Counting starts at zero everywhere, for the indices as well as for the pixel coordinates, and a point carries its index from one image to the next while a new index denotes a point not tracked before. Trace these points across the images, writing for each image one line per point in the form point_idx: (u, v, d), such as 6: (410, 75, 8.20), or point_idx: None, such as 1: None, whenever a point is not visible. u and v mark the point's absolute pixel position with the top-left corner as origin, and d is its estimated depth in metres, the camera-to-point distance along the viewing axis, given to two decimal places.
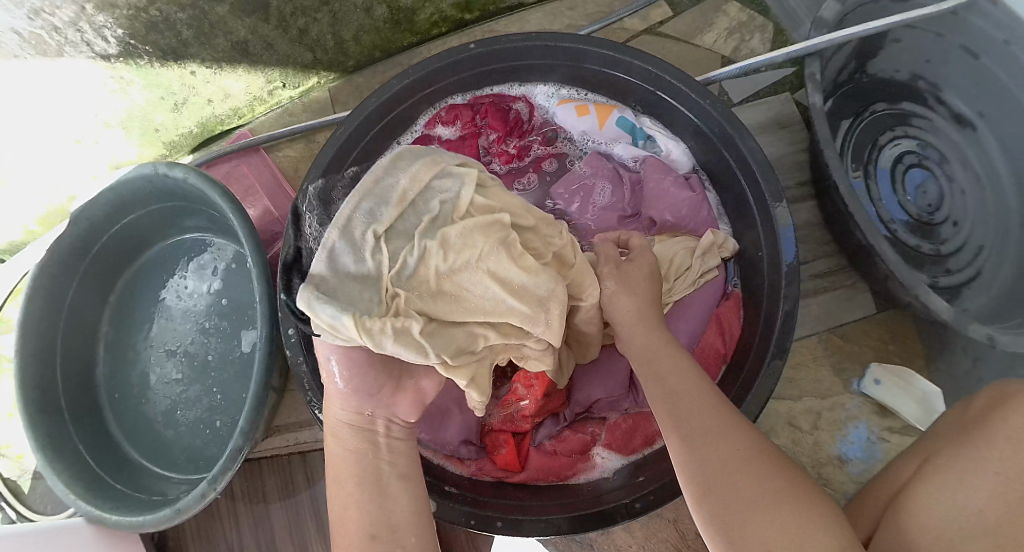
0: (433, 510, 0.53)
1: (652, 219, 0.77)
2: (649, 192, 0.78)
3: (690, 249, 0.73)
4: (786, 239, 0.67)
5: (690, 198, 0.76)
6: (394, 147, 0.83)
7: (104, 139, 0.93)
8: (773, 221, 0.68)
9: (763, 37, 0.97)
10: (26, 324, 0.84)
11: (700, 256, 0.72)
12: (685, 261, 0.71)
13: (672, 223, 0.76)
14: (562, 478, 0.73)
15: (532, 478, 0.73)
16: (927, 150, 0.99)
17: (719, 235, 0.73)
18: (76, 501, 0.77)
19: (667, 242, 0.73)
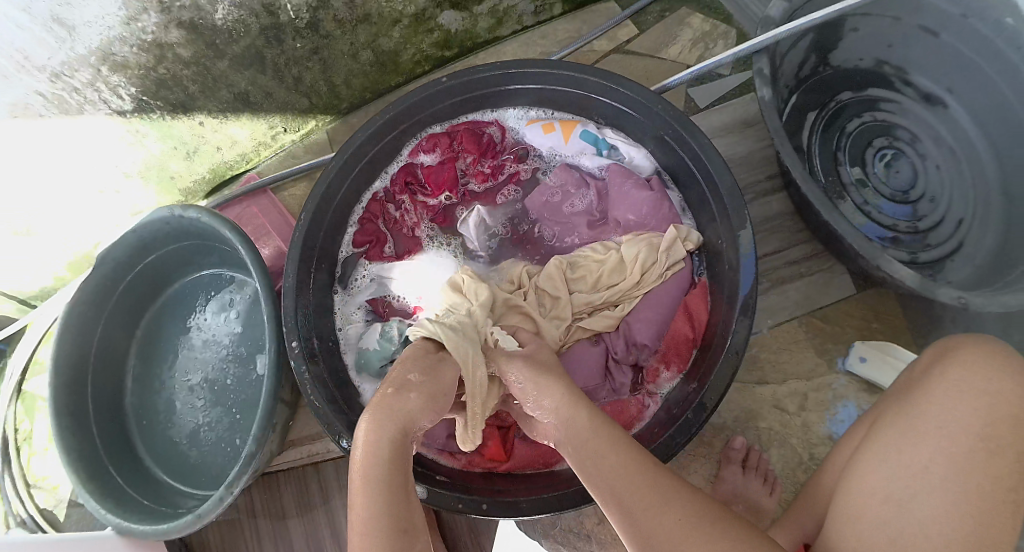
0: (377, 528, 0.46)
1: (618, 220, 0.83)
2: (613, 195, 0.84)
3: (656, 245, 0.78)
4: (746, 267, 0.71)
5: (650, 197, 0.81)
6: (384, 176, 0.90)
7: (125, 189, 1.02)
8: (738, 248, 0.72)
9: (724, 44, 1.04)
10: (60, 359, 0.91)
11: (665, 250, 0.77)
12: (650, 257, 0.77)
13: (635, 222, 0.81)
14: (548, 464, 0.77)
15: (518, 467, 0.77)
16: (897, 132, 1.03)
17: (682, 230, 0.79)
18: (106, 515, 0.83)
19: (634, 241, 0.78)
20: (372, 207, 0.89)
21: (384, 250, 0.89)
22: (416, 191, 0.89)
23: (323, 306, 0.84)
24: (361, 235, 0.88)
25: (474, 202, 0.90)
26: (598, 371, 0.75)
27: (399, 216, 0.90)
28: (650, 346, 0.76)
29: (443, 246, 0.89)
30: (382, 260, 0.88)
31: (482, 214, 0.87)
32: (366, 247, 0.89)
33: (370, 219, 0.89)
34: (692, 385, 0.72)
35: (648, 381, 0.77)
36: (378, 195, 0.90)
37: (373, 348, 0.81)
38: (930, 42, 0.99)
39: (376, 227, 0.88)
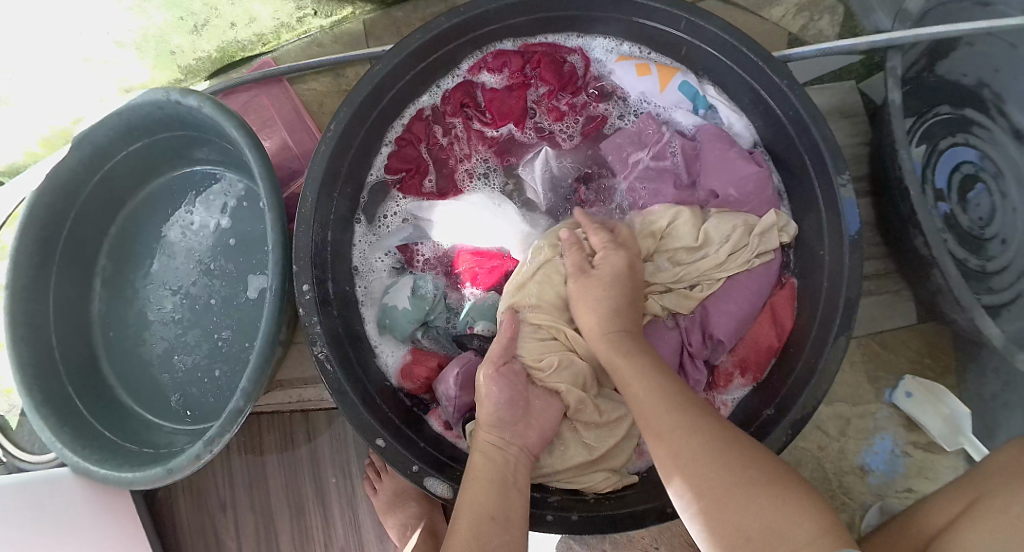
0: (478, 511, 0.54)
1: (713, 192, 0.72)
2: (707, 160, 0.72)
3: (749, 227, 0.69)
4: (848, 209, 0.64)
5: (756, 173, 0.71)
6: (433, 91, 0.77)
7: (116, 60, 0.84)
8: (834, 194, 0.65)
9: (832, 19, 0.90)
10: (18, 255, 0.77)
11: (759, 234, 0.69)
12: (741, 240, 0.68)
13: (735, 198, 0.71)
14: None
15: None
16: (984, 162, 0.93)
17: (781, 218, 0.71)
18: (61, 449, 0.72)
19: (723, 218, 0.69)
20: (416, 126, 0.77)
21: (424, 182, 0.77)
22: (473, 117, 0.77)
23: (339, 246, 0.72)
24: (398, 160, 0.76)
25: (542, 142, 0.78)
26: (672, 360, 0.68)
27: (447, 144, 0.78)
28: (726, 344, 0.68)
29: (491, 184, 0.78)
30: (420, 194, 0.76)
31: (549, 159, 0.76)
32: (401, 176, 0.76)
33: (411, 142, 0.77)
34: (765, 409, 0.66)
35: (717, 385, 0.71)
36: (425, 112, 0.77)
37: (400, 307, 0.71)
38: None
39: (417, 152, 0.76)
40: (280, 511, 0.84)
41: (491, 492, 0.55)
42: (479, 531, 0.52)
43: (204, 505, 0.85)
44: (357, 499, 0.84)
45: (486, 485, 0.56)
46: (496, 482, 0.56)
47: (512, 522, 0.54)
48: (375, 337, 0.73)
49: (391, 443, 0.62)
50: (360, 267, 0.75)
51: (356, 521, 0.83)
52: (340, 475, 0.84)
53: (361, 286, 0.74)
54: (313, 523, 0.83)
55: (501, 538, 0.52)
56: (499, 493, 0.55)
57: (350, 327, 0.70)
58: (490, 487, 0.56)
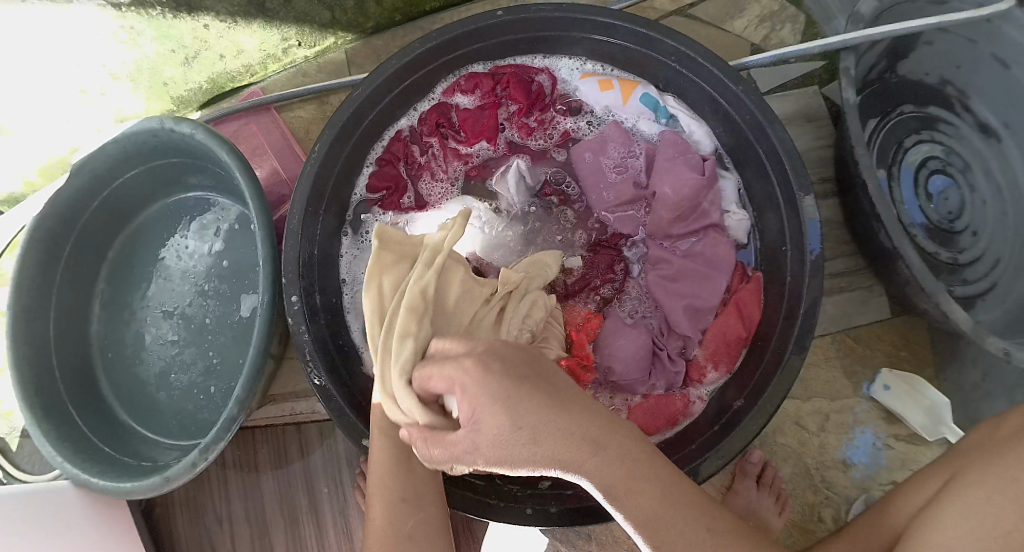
0: (389, 487, 0.54)
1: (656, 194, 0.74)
2: (659, 165, 0.75)
3: (694, 274, 0.72)
4: (810, 228, 0.67)
5: (697, 179, 0.72)
6: (411, 113, 0.81)
7: (110, 91, 0.89)
8: (799, 215, 0.67)
9: (793, 29, 0.93)
10: (18, 280, 0.81)
11: (708, 286, 0.72)
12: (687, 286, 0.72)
13: (671, 198, 0.72)
14: None
15: None
16: (951, 156, 0.96)
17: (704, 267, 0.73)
18: (61, 464, 0.75)
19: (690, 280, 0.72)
20: (395, 147, 0.79)
21: (403, 199, 0.80)
22: (449, 135, 0.81)
23: (327, 255, 0.75)
24: (378, 179, 0.79)
25: (514, 156, 0.81)
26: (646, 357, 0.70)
27: (424, 161, 0.81)
28: (695, 338, 0.71)
29: (454, 188, 0.81)
30: (399, 210, 0.79)
31: (521, 170, 0.79)
32: (382, 193, 0.79)
33: (390, 161, 0.79)
34: (736, 401, 0.68)
35: (694, 380, 0.72)
36: (403, 134, 0.81)
37: None
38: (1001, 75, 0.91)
39: (395, 171, 0.79)
40: (274, 522, 0.85)
41: (397, 474, 0.55)
42: (394, 519, 0.53)
43: (200, 519, 0.87)
44: (350, 507, 0.85)
45: (389, 469, 0.55)
46: (399, 460, 0.55)
47: (425, 500, 0.55)
48: (361, 346, 0.75)
49: None
50: (347, 280, 0.78)
51: (348, 530, 0.85)
52: (332, 484, 0.85)
53: (346, 295, 0.77)
54: (307, 533, 0.85)
55: (413, 522, 0.53)
56: (405, 466, 0.55)
57: (337, 335, 0.73)
58: (397, 466, 0.55)
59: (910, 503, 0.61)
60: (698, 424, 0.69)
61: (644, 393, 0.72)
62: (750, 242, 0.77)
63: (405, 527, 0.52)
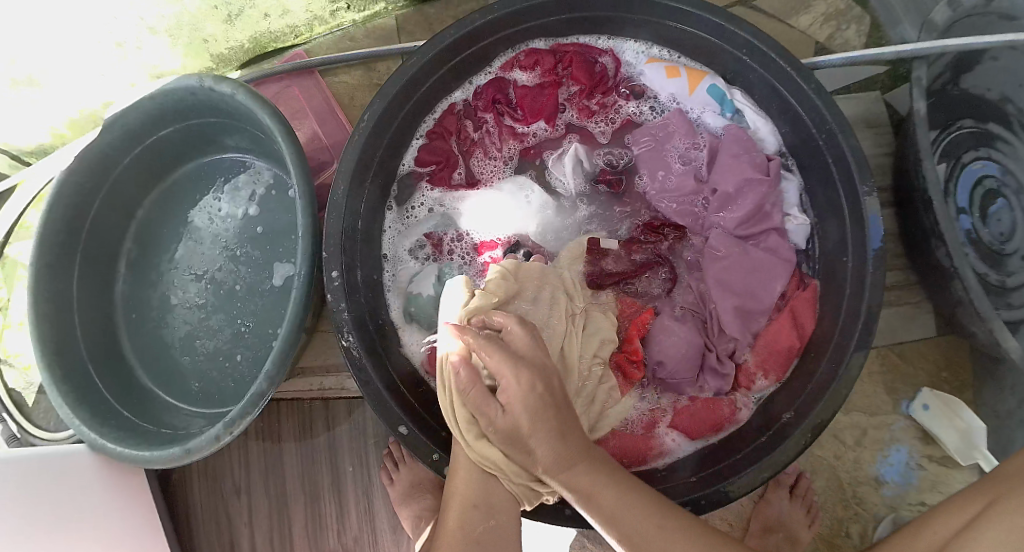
0: (468, 489, 0.56)
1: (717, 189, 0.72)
2: (724, 158, 0.73)
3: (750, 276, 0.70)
4: (872, 226, 0.64)
5: (762, 176, 0.71)
6: (467, 86, 0.78)
7: (146, 47, 0.86)
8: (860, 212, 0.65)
9: (858, 30, 0.90)
10: (43, 234, 0.78)
11: (761, 288, 0.70)
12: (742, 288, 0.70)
13: (732, 193, 0.71)
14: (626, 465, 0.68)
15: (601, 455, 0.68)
16: (1006, 177, 0.91)
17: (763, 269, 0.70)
18: (78, 426, 0.73)
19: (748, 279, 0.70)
20: (447, 120, 0.77)
21: (453, 175, 0.77)
22: (505, 112, 0.78)
23: (372, 229, 0.72)
24: (428, 153, 0.76)
25: (571, 138, 0.79)
26: (696, 356, 0.68)
27: (478, 138, 0.78)
28: (745, 342, 0.70)
29: (507, 167, 0.78)
30: (448, 187, 0.77)
31: (579, 152, 0.76)
32: (431, 168, 0.77)
33: (442, 135, 0.77)
34: (784, 413, 0.66)
35: (741, 386, 0.70)
36: (456, 107, 0.78)
37: (425, 294, 0.72)
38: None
39: (447, 146, 0.76)
40: (295, 497, 0.84)
41: (475, 480, 0.57)
42: (469, 524, 0.54)
43: (217, 489, 0.85)
44: (373, 487, 0.84)
45: (469, 473, 0.57)
46: (479, 469, 0.57)
47: (497, 508, 0.56)
48: (401, 325, 0.74)
49: (413, 431, 0.63)
50: (390, 257, 0.76)
51: (370, 509, 0.84)
52: (357, 462, 0.84)
53: (388, 272, 0.75)
54: (327, 511, 0.84)
55: (483, 527, 0.55)
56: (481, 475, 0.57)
57: (376, 313, 0.71)
58: (473, 472, 0.57)
59: (942, 524, 0.59)
60: (742, 433, 0.67)
61: (691, 395, 0.70)
62: (810, 249, 0.74)
63: (478, 531, 0.54)
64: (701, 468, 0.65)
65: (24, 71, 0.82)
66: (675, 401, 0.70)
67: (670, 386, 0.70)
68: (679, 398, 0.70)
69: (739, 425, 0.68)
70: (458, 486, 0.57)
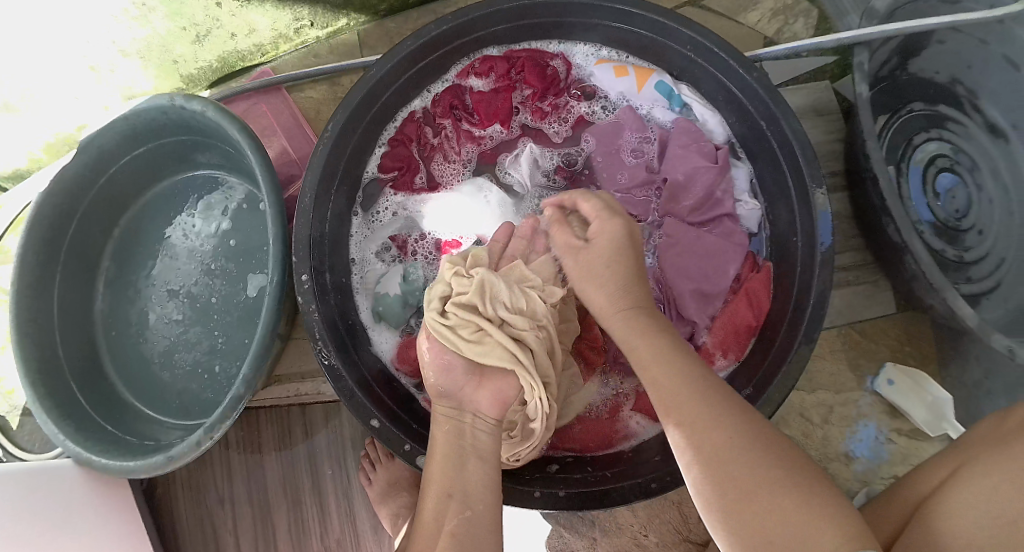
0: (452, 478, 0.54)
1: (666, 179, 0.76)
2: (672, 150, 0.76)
3: (702, 262, 0.73)
4: (822, 220, 0.66)
5: (710, 166, 0.74)
6: (424, 94, 0.80)
7: (120, 69, 0.89)
8: (811, 206, 0.67)
9: (806, 23, 0.93)
10: (24, 254, 0.80)
11: (712, 274, 0.73)
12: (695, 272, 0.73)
13: (682, 182, 0.75)
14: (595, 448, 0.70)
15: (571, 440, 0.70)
16: (960, 155, 0.95)
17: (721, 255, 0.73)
18: (64, 441, 0.75)
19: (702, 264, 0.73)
20: (408, 128, 0.79)
21: (415, 179, 0.80)
22: (463, 117, 0.81)
23: (339, 234, 0.75)
24: (390, 159, 0.79)
25: (527, 139, 0.81)
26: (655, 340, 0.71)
27: (437, 143, 0.81)
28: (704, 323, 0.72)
29: (468, 170, 0.81)
30: (411, 191, 0.80)
31: (535, 155, 0.79)
32: (394, 174, 0.79)
33: (403, 142, 0.79)
34: (744, 389, 0.68)
35: None
36: (416, 115, 0.80)
37: (392, 293, 0.75)
38: (1010, 76, 0.91)
39: (408, 152, 0.79)
40: (277, 503, 0.85)
41: (450, 466, 0.55)
42: (443, 513, 0.52)
43: (202, 499, 0.87)
44: (353, 489, 0.85)
45: (445, 460, 0.56)
46: (453, 459, 0.56)
47: (473, 497, 0.53)
48: (371, 327, 0.76)
49: (385, 424, 0.64)
50: (357, 260, 0.77)
51: (351, 512, 0.85)
52: (337, 467, 0.85)
53: (357, 274, 0.77)
54: (310, 516, 0.85)
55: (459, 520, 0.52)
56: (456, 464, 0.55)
57: (346, 315, 0.73)
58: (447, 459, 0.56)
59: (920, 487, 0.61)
60: None
61: None
62: (761, 230, 0.77)
63: (451, 520, 0.51)
64: (665, 445, 0.66)
65: (3, 97, 0.85)
66: (638, 385, 0.72)
67: (630, 369, 0.72)
68: (641, 381, 0.72)
69: None
70: (435, 475, 0.56)
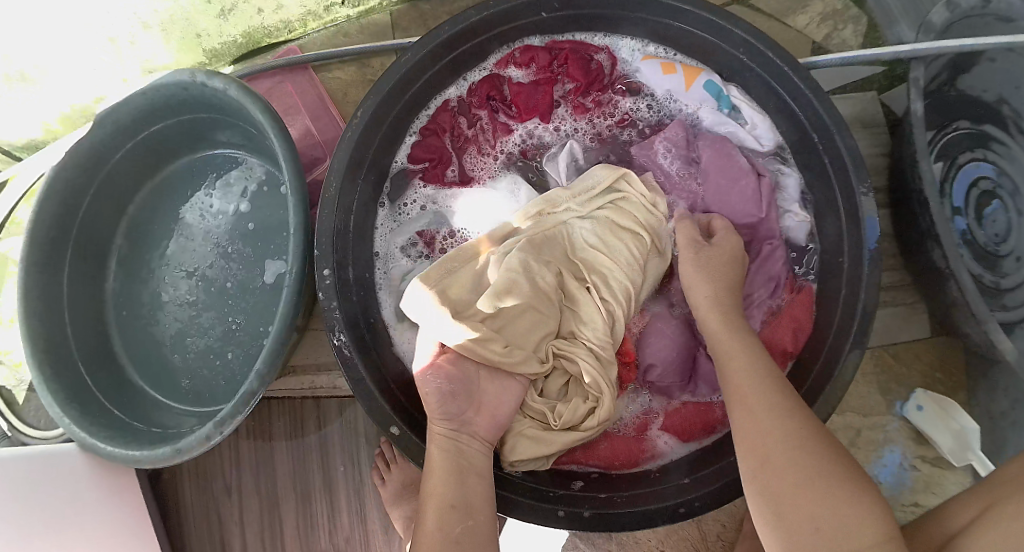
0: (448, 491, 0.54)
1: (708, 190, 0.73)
2: (717, 158, 0.73)
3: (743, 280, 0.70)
4: (868, 225, 0.64)
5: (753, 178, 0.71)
6: (461, 83, 0.77)
7: (140, 42, 0.85)
8: (856, 210, 0.65)
9: (855, 30, 0.89)
10: (34, 231, 0.78)
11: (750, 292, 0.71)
12: None
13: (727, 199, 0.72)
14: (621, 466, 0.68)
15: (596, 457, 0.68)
16: (1002, 177, 0.91)
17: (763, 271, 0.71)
18: (69, 425, 0.72)
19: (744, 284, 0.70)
20: (441, 117, 0.76)
21: (446, 173, 0.77)
22: (499, 109, 0.78)
23: (364, 227, 0.72)
24: (422, 150, 0.76)
25: (567, 136, 0.78)
26: (688, 360, 0.68)
27: (472, 134, 0.77)
28: None
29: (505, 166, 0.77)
30: (442, 184, 0.76)
31: (574, 151, 0.76)
32: (424, 165, 0.76)
33: (436, 132, 0.76)
34: None
35: None
36: (450, 104, 0.77)
37: None
38: None
39: (440, 144, 0.76)
40: (285, 496, 0.83)
41: (450, 480, 0.55)
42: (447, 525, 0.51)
43: (208, 487, 0.85)
44: (364, 488, 0.83)
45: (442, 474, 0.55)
46: (453, 474, 0.55)
47: (474, 508, 0.53)
48: (393, 326, 0.73)
49: (405, 432, 0.62)
50: (382, 256, 0.75)
51: (361, 509, 0.83)
52: (349, 464, 0.83)
53: (381, 269, 0.74)
54: (318, 511, 0.83)
55: (461, 528, 0.51)
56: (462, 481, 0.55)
57: (368, 312, 0.70)
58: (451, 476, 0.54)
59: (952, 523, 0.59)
60: (736, 435, 0.67)
61: (683, 398, 0.70)
62: (810, 245, 0.73)
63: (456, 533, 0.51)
64: (695, 469, 0.65)
65: (19, 64, 0.81)
66: (667, 403, 0.70)
67: (660, 390, 0.69)
68: (671, 401, 0.70)
69: (734, 427, 0.68)
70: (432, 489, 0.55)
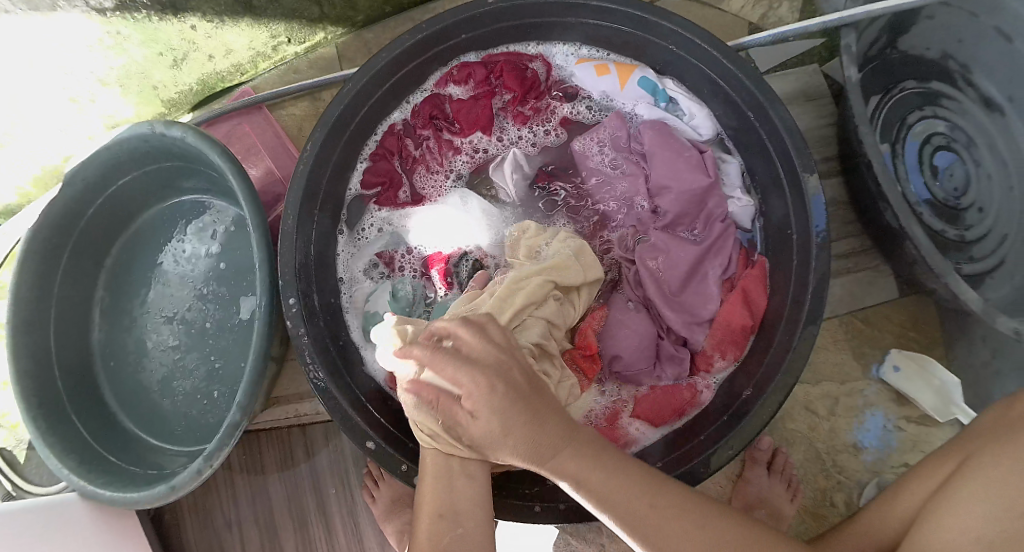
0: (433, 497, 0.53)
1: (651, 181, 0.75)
2: (658, 150, 0.74)
3: (697, 262, 0.72)
4: (816, 206, 0.65)
5: (694, 164, 0.73)
6: (404, 106, 0.79)
7: (99, 99, 0.88)
8: (804, 194, 0.66)
9: (791, 6, 0.91)
10: (17, 293, 0.80)
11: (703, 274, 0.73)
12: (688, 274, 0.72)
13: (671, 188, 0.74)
14: None
15: None
16: (955, 132, 0.92)
17: (716, 252, 0.73)
18: (69, 475, 0.74)
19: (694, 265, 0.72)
20: (388, 142, 0.78)
21: (399, 194, 0.79)
22: (443, 127, 0.80)
23: (325, 254, 0.74)
24: (373, 174, 0.78)
25: (510, 145, 0.81)
26: (648, 347, 0.70)
27: (419, 155, 0.80)
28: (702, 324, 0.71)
29: (458, 179, 0.81)
30: (395, 205, 0.79)
31: (518, 159, 0.79)
32: (377, 189, 0.79)
33: (385, 156, 0.79)
34: (744, 390, 0.67)
35: (701, 369, 0.71)
36: (396, 127, 0.79)
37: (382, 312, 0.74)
38: (1004, 48, 0.88)
39: (390, 166, 0.78)
40: (283, 523, 0.85)
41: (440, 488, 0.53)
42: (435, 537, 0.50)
43: (210, 522, 0.86)
44: (357, 507, 0.85)
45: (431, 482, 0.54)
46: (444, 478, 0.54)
47: (465, 516, 0.52)
48: (363, 346, 0.75)
49: (382, 445, 0.64)
50: (346, 280, 0.77)
51: (358, 529, 0.85)
52: (340, 485, 0.85)
53: (346, 293, 0.77)
54: (316, 535, 0.85)
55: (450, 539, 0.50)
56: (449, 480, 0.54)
57: (337, 336, 0.72)
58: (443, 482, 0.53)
59: (924, 484, 0.59)
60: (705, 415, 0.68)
61: (650, 385, 0.72)
62: (755, 227, 0.76)
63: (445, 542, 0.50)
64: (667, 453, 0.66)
65: None
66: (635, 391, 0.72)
67: (627, 378, 0.71)
68: (639, 388, 0.72)
69: (703, 407, 0.70)
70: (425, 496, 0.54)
